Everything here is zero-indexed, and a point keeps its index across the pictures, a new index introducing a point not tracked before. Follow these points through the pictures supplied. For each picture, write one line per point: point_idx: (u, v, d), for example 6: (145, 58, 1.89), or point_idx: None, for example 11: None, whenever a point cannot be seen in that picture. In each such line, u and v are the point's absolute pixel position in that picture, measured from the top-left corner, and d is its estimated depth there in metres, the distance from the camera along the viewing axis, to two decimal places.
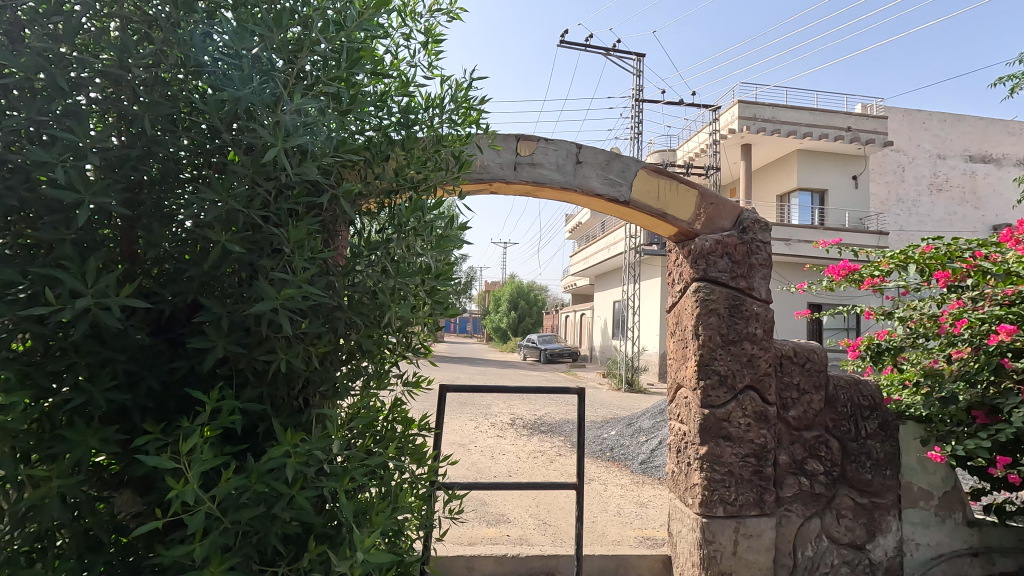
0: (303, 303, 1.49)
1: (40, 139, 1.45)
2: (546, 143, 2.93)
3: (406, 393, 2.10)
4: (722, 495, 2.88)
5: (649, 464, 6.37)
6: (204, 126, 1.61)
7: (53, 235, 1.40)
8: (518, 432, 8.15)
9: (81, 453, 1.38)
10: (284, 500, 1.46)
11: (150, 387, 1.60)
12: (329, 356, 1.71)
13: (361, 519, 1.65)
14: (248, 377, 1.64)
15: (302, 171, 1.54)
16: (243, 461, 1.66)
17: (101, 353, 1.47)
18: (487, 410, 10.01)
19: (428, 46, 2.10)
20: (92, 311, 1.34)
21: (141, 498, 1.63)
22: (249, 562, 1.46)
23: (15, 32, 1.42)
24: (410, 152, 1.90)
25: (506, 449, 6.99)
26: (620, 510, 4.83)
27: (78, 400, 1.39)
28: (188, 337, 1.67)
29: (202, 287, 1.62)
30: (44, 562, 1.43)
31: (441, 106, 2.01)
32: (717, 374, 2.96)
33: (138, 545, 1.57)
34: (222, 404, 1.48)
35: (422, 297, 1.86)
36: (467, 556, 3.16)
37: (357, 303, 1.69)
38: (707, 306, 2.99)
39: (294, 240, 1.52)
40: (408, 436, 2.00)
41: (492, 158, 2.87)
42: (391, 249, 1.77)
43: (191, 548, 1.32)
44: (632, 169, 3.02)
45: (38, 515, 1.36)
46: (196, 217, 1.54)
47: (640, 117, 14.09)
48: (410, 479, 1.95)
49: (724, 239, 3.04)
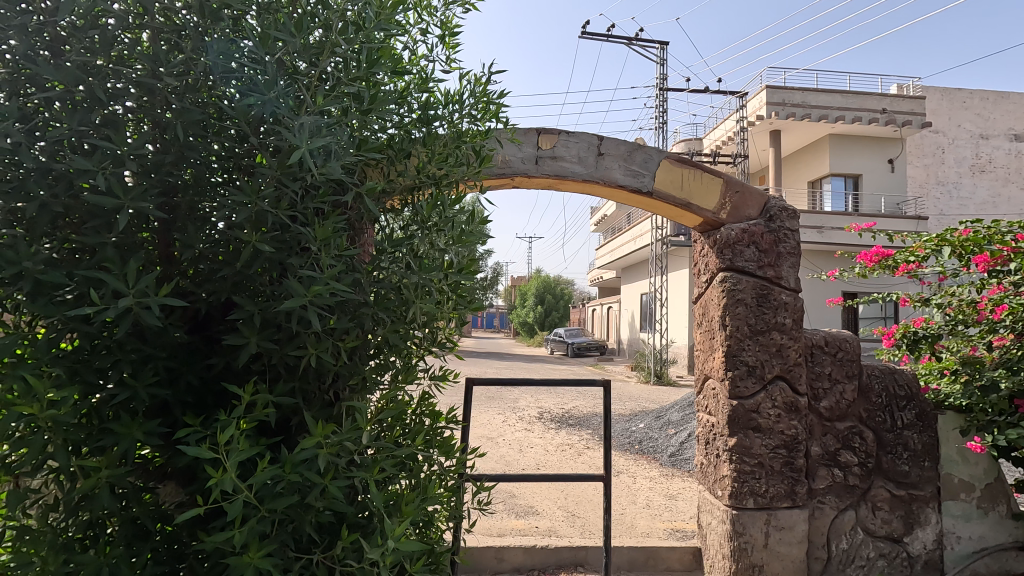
0: (331, 299, 1.52)
1: (83, 148, 1.51)
2: (567, 135, 2.92)
3: (434, 386, 2.16)
4: (752, 486, 2.85)
5: (678, 458, 6.31)
6: (233, 130, 1.66)
7: (96, 240, 1.46)
8: (545, 426, 8.16)
9: (127, 445, 1.45)
10: (317, 490, 1.50)
11: (189, 382, 1.69)
12: (358, 351, 1.77)
13: (391, 509, 1.69)
14: (281, 372, 1.70)
15: (327, 171, 1.57)
16: (278, 452, 1.73)
17: (143, 350, 1.55)
18: (514, 405, 10.05)
19: (445, 40, 2.14)
20: (134, 310, 1.39)
21: (185, 488, 1.71)
22: (285, 550, 1.52)
23: (56, 47, 1.49)
24: (431, 149, 1.94)
25: (534, 443, 7.00)
26: (650, 503, 4.82)
27: (124, 395, 1.46)
28: (223, 334, 1.75)
29: (236, 286, 1.68)
30: (96, 549, 1.52)
31: (460, 102, 2.04)
32: (745, 365, 2.92)
33: (182, 534, 1.66)
34: (257, 397, 1.52)
35: (447, 291, 1.91)
36: (496, 547, 3.20)
37: (383, 300, 1.74)
38: (734, 296, 2.95)
39: (320, 238, 1.56)
40: (437, 428, 2.06)
41: (513, 152, 2.86)
42: (414, 246, 1.82)
43: (232, 535, 1.37)
44: (655, 159, 2.99)
45: (91, 503, 1.44)
46: (229, 219, 1.59)
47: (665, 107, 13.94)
48: (439, 471, 2.00)
49: (750, 228, 3.00)
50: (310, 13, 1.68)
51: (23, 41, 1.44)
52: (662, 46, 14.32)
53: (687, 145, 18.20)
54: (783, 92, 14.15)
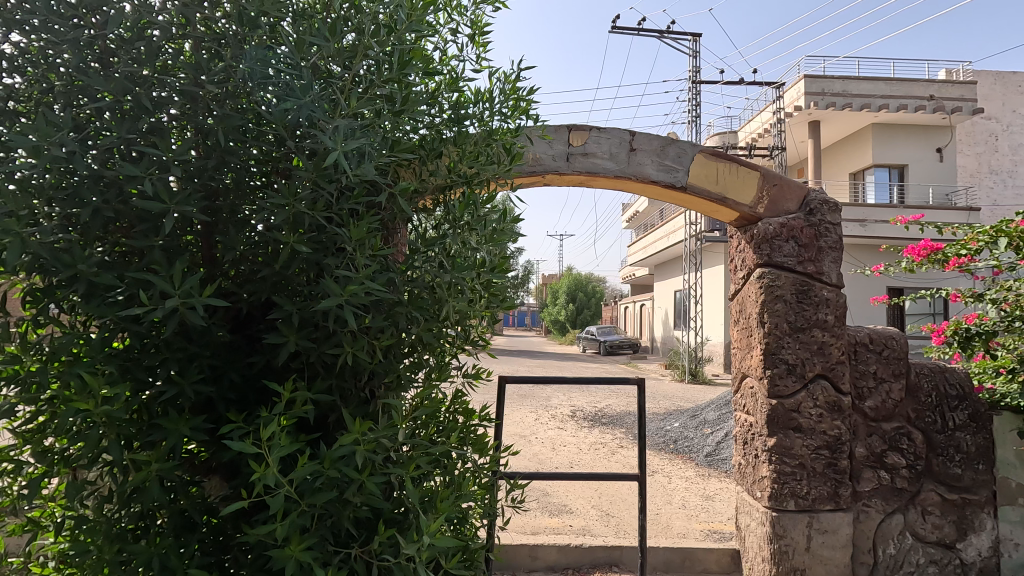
0: (366, 299, 1.55)
1: (131, 155, 1.58)
2: (598, 132, 2.89)
3: (467, 384, 2.18)
4: (793, 488, 2.77)
5: (715, 458, 6.19)
6: (271, 135, 1.71)
7: (144, 243, 1.52)
8: (578, 425, 8.12)
9: (175, 440, 1.51)
10: (354, 486, 1.53)
11: (232, 379, 1.74)
12: (393, 349, 1.79)
13: (427, 506, 1.71)
14: (319, 370, 1.73)
15: (361, 173, 1.60)
16: (316, 449, 1.77)
17: (189, 349, 1.61)
18: (547, 403, 10.03)
19: (476, 39, 2.14)
20: (180, 310, 1.44)
21: (229, 482, 1.77)
22: (325, 543, 1.55)
23: (106, 59, 1.56)
24: (463, 149, 1.96)
25: (568, 441, 6.98)
26: (686, 503, 4.74)
27: (172, 392, 1.52)
28: (264, 333, 1.80)
29: (275, 286, 1.73)
30: (147, 539, 1.59)
31: (491, 100, 2.05)
32: (785, 363, 2.84)
33: (226, 526, 1.72)
34: (296, 395, 1.56)
35: (479, 290, 1.92)
36: (530, 546, 3.20)
37: (417, 299, 1.76)
38: (773, 292, 2.87)
39: (356, 238, 1.58)
40: (470, 426, 2.08)
41: (544, 150, 2.84)
42: (447, 245, 1.83)
43: (274, 528, 1.40)
44: (689, 153, 2.93)
45: (142, 495, 1.51)
46: (268, 221, 1.64)
47: (698, 100, 13.68)
48: (473, 468, 2.02)
49: (789, 222, 2.92)
50: (343, 17, 1.71)
51: (75, 54, 1.51)
52: (695, 38, 14.05)
53: (721, 139, 17.82)
54: (821, 82, 13.72)
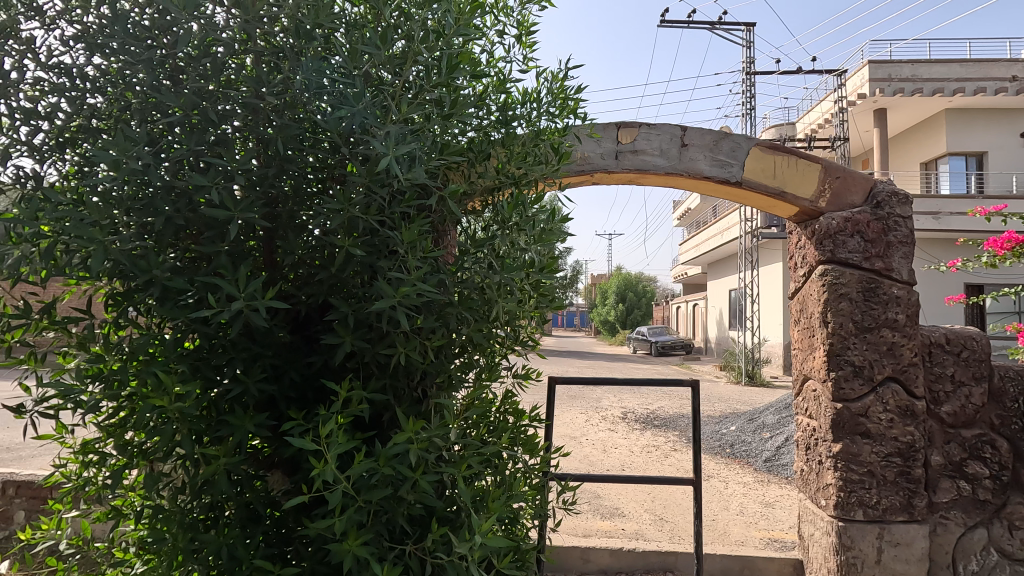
0: (418, 300, 1.58)
1: (199, 166, 1.67)
2: (648, 128, 2.83)
3: (517, 384, 2.19)
4: (862, 497, 2.62)
5: (774, 463, 5.94)
6: (326, 142, 1.77)
7: (212, 249, 1.61)
8: (630, 427, 7.99)
9: (241, 436, 1.59)
10: (408, 483, 1.56)
11: (293, 378, 1.81)
12: (444, 350, 1.82)
13: (478, 505, 1.73)
14: (373, 370, 1.78)
15: (412, 177, 1.63)
16: (372, 446, 1.82)
17: (253, 349, 1.68)
18: (598, 405, 9.92)
19: (522, 39, 2.15)
20: (245, 312, 1.51)
21: (290, 477, 1.84)
22: (380, 539, 1.59)
23: (176, 76, 1.66)
24: (511, 150, 1.96)
25: (619, 444, 6.88)
26: (744, 509, 4.57)
27: (237, 390, 1.60)
28: (321, 334, 1.86)
29: (332, 289, 1.78)
30: (216, 529, 1.67)
31: (538, 100, 2.04)
32: (851, 365, 2.69)
33: (288, 520, 1.79)
34: (352, 394, 1.60)
35: (528, 290, 1.92)
36: (583, 548, 3.17)
37: (467, 299, 1.77)
38: (837, 290, 2.73)
39: (407, 241, 1.61)
40: (521, 427, 2.11)
41: (592, 148, 2.79)
42: (496, 246, 1.84)
43: (333, 523, 1.45)
44: (744, 147, 2.83)
45: (211, 488, 1.59)
46: (324, 226, 1.69)
47: (753, 92, 13.20)
48: (524, 469, 2.02)
49: (854, 216, 2.77)
50: (394, 24, 1.75)
51: (150, 73, 1.62)
52: (749, 27, 13.57)
53: (778, 131, 17.12)
54: (888, 67, 12.96)
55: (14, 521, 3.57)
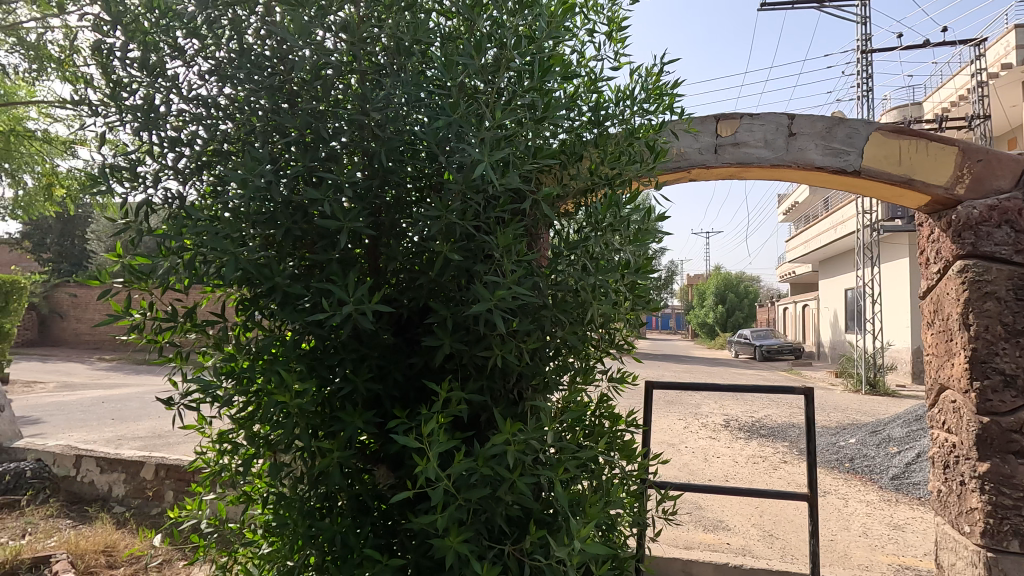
0: (514, 303, 1.59)
1: (312, 181, 1.81)
2: (750, 118, 2.66)
3: (613, 388, 2.15)
4: (1017, 526, 2.29)
5: (904, 482, 5.35)
6: (425, 152, 1.84)
7: (324, 257, 1.73)
8: (733, 435, 7.57)
9: (351, 432, 1.69)
10: (506, 484, 1.58)
11: (396, 378, 1.90)
12: (539, 352, 1.83)
13: (575, 510, 1.71)
14: (471, 371, 1.82)
15: (507, 181, 1.65)
16: (471, 446, 1.86)
17: (360, 350, 1.79)
18: (697, 411, 9.49)
19: (613, 35, 2.11)
20: (354, 315, 1.61)
21: (394, 472, 1.94)
22: (480, 537, 1.62)
23: (293, 99, 1.81)
24: (604, 150, 1.94)
25: (722, 453, 6.53)
26: (868, 530, 4.16)
27: (348, 388, 1.71)
28: (422, 336, 1.94)
29: (431, 293, 1.86)
30: (330, 517, 1.80)
31: (632, 97, 2.00)
32: (1001, 373, 2.35)
33: (394, 512, 1.88)
34: (451, 394, 1.65)
35: (623, 292, 1.88)
36: (684, 560, 3.05)
37: (561, 302, 1.77)
38: (981, 289, 2.40)
39: (503, 245, 1.64)
40: (617, 431, 2.06)
41: (690, 143, 2.64)
42: (590, 248, 1.82)
43: (435, 519, 1.50)
44: (862, 132, 2.58)
45: (326, 479, 1.71)
46: (424, 232, 1.76)
47: (870, 72, 12.03)
48: (621, 475, 1.99)
49: (1000, 204, 2.43)
50: (487, 33, 1.79)
51: (271, 98, 1.78)
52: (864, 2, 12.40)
53: (901, 112, 15.44)
54: None
55: (165, 499, 4.07)
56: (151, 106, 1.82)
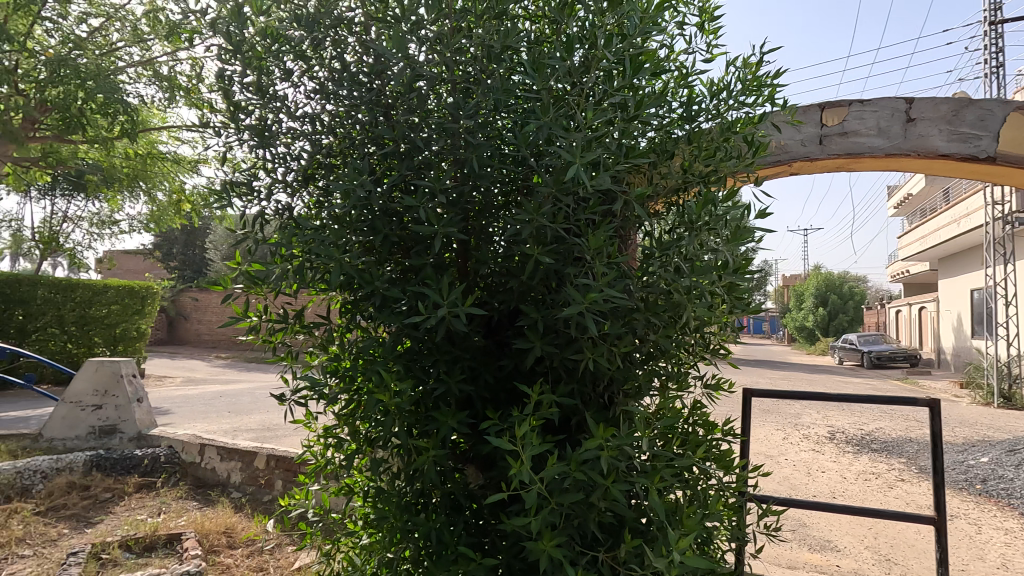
0: (606, 305, 1.57)
1: (408, 189, 1.88)
2: (860, 105, 2.46)
3: (707, 396, 2.06)
4: None
5: None
6: (514, 157, 1.86)
7: (419, 262, 1.80)
8: (840, 449, 6.99)
9: (445, 431, 1.74)
10: (600, 490, 1.56)
11: (486, 380, 1.93)
12: (630, 356, 1.78)
13: (671, 520, 1.65)
14: (561, 374, 1.81)
15: (598, 182, 1.63)
16: (562, 450, 1.85)
17: (453, 352, 1.84)
18: (798, 421, 8.86)
19: (705, 27, 2.03)
20: (448, 318, 1.66)
21: (485, 473, 1.97)
22: (573, 542, 1.60)
23: (390, 111, 1.89)
24: (697, 146, 1.86)
25: (827, 467, 6.05)
26: (1007, 562, 3.68)
27: (442, 389, 1.76)
28: (512, 339, 1.96)
29: (521, 296, 1.87)
30: (426, 513, 1.86)
31: (727, 89, 1.91)
32: None
33: (485, 512, 1.91)
34: (543, 397, 1.65)
35: (720, 294, 1.79)
36: None
37: (653, 304, 1.72)
38: None
39: (594, 247, 1.62)
40: (713, 441, 1.97)
41: (791, 135, 2.44)
42: (684, 249, 1.74)
43: (529, 521, 1.50)
44: (994, 114, 2.41)
45: (422, 476, 1.77)
46: (514, 236, 1.78)
47: (1000, 44, 10.70)
48: (718, 486, 1.89)
49: None
50: (577, 35, 1.79)
51: (370, 112, 1.88)
52: None
53: None
54: None
55: (275, 487, 4.41)
56: (265, 126, 1.99)
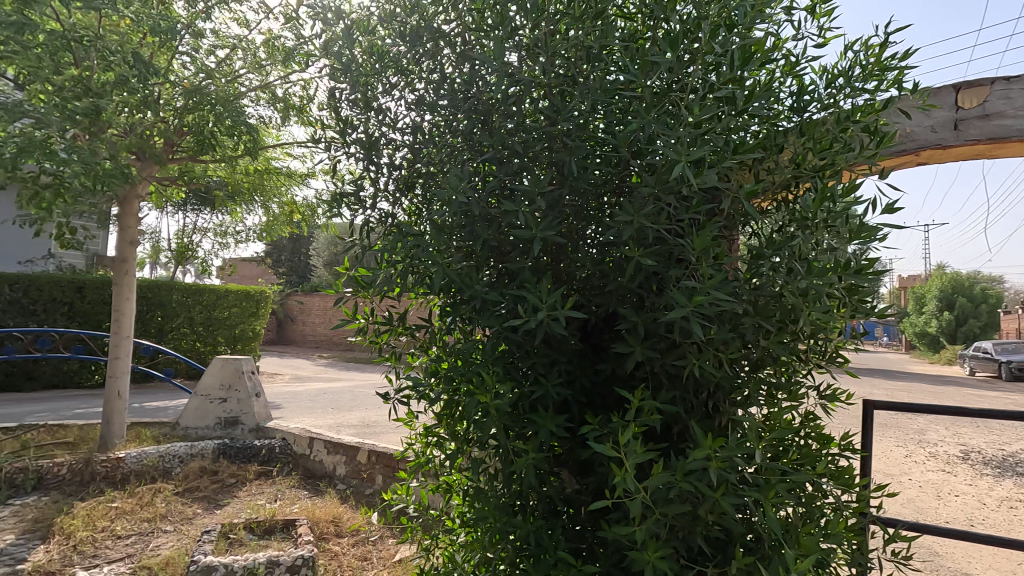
0: (714, 309, 1.50)
1: (505, 193, 1.90)
2: (1005, 84, 2.19)
3: (822, 407, 1.91)
4: None
5: None
6: (613, 158, 1.83)
7: (517, 265, 1.81)
8: (976, 471, 6.20)
9: (545, 434, 1.74)
10: (708, 502, 1.48)
11: (584, 384, 1.91)
12: (738, 362, 1.69)
13: (786, 539, 1.54)
14: (663, 380, 1.75)
15: (704, 180, 1.56)
16: (664, 458, 1.79)
17: (551, 355, 1.83)
18: (922, 438, 7.98)
19: (816, 10, 1.89)
20: (548, 321, 1.66)
21: (582, 478, 1.95)
22: (678, 555, 1.54)
23: (488, 118, 1.93)
24: (811, 138, 1.73)
25: (961, 491, 5.39)
26: None
27: (540, 392, 1.76)
28: (610, 343, 1.92)
29: (620, 298, 1.83)
30: (523, 515, 1.86)
31: (845, 75, 1.76)
32: None
33: (583, 518, 1.89)
34: (645, 403, 1.61)
35: (840, 297, 1.66)
36: None
37: (765, 308, 1.62)
38: None
39: (700, 248, 1.55)
40: (829, 456, 1.82)
41: (919, 121, 2.21)
42: (799, 248, 1.63)
43: (633, 530, 1.46)
44: None
45: (521, 478, 1.78)
46: (613, 238, 1.75)
47: None
48: (836, 505, 1.74)
49: None
50: (678, 29, 1.73)
51: (469, 120, 1.92)
52: None
53: None
54: None
55: (376, 481, 4.64)
56: (371, 139, 2.10)
